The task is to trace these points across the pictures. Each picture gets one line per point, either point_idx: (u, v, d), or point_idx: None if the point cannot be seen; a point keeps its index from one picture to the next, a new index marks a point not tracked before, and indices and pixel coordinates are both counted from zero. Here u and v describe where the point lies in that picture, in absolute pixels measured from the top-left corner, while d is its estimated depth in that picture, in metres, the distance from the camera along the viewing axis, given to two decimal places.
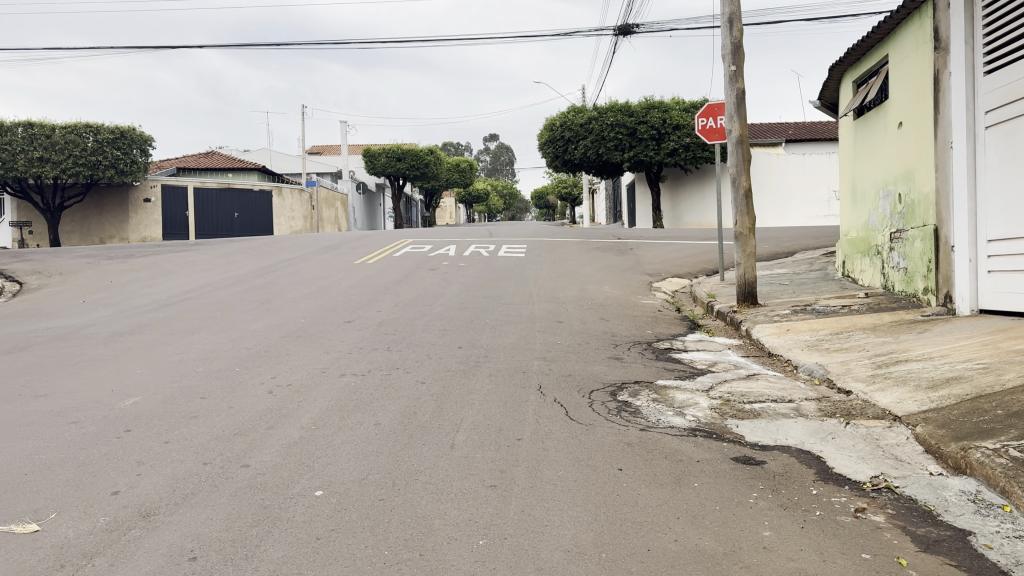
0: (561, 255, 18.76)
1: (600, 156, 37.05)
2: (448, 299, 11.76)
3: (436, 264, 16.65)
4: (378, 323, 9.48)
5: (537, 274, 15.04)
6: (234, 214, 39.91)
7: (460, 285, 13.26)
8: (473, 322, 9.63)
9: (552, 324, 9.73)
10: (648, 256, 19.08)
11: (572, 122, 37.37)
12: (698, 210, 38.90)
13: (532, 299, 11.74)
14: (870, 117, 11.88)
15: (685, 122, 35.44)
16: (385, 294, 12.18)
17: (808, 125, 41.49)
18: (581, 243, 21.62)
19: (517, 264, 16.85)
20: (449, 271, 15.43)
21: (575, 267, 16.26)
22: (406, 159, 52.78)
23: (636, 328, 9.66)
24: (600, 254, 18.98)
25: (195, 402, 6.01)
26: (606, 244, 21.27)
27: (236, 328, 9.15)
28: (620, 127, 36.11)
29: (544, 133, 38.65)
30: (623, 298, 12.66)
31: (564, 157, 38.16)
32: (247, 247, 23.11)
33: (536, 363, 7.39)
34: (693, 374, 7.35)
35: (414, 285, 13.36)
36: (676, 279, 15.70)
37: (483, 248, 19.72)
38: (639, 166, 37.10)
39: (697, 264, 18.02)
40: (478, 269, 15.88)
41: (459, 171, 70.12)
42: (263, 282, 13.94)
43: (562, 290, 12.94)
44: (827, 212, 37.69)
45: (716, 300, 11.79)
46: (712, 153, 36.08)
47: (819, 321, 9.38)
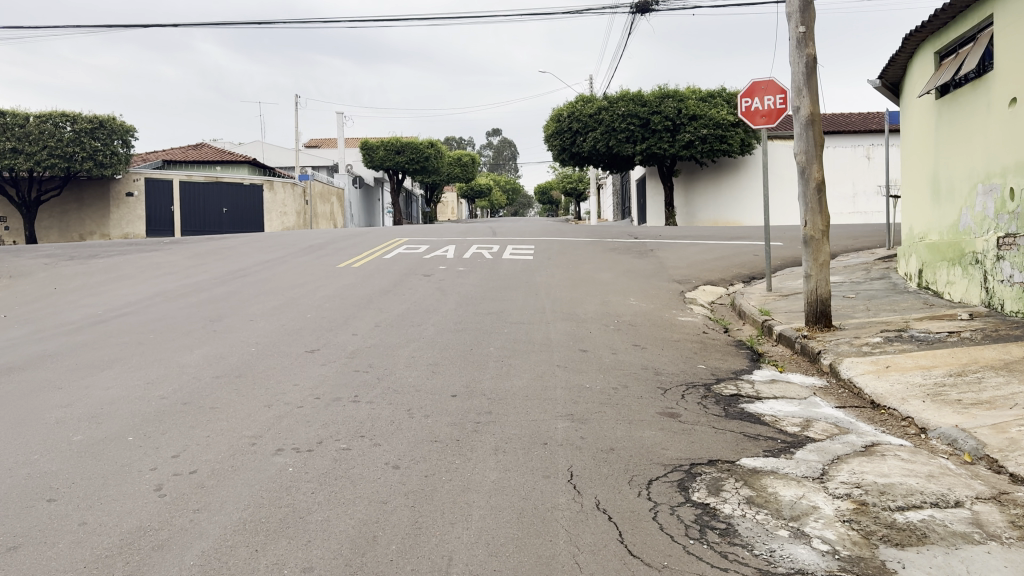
0: (573, 257, 16.56)
1: (610, 149, 34.75)
2: (441, 316, 9.60)
3: (431, 268, 14.46)
4: (349, 354, 7.33)
5: (549, 281, 12.88)
6: (222, 210, 37.72)
7: (457, 297, 11.10)
8: (470, 353, 7.45)
9: (575, 356, 7.54)
10: (672, 259, 16.86)
11: (580, 112, 35.00)
12: (714, 206, 36.68)
13: (545, 318, 9.56)
14: (965, 95, 9.63)
15: (701, 112, 33.31)
16: (366, 309, 10.02)
17: (830, 117, 39.10)
18: (594, 243, 19.39)
19: (524, 269, 14.65)
20: (446, 277, 13.24)
21: (592, 273, 14.08)
22: (406, 153, 50.57)
23: (682, 361, 7.47)
24: (617, 257, 16.78)
25: (35, 512, 3.84)
26: (623, 245, 19.04)
27: (161, 364, 6.97)
28: (632, 117, 33.78)
29: (550, 124, 36.32)
30: (655, 313, 10.48)
31: (571, 149, 35.87)
32: (224, 246, 20.96)
33: (560, 426, 5.20)
34: (787, 444, 5.15)
35: (403, 296, 11.18)
36: (711, 288, 13.49)
37: (485, 250, 17.53)
38: (651, 159, 34.87)
39: (730, 269, 15.80)
40: (481, 275, 13.68)
41: (461, 165, 67.83)
42: (224, 291, 11.75)
43: (580, 303, 10.76)
44: (851, 209, 35.24)
45: (773, 319, 9.60)
46: (730, 145, 33.85)
47: (927, 354, 7.15)
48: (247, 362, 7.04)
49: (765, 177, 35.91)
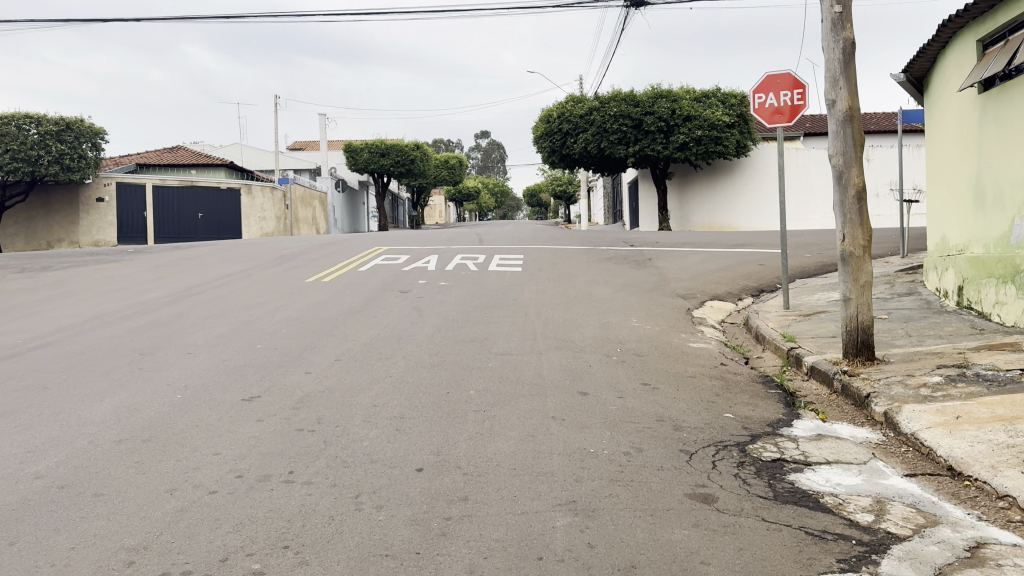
0: (565, 268, 15.23)
1: (602, 150, 33.45)
2: (415, 344, 8.24)
3: (409, 283, 13.07)
4: (295, 405, 5.94)
5: (541, 298, 11.53)
6: (198, 215, 36.22)
7: (436, 319, 9.74)
8: (443, 401, 6.08)
9: (572, 402, 6.18)
10: (673, 269, 15.53)
11: (570, 113, 33.66)
12: (709, 209, 35.43)
13: (535, 348, 8.20)
14: (1019, 87, 8.34)
15: (696, 113, 32.07)
16: (327, 335, 8.66)
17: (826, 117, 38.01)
18: (588, 251, 18.04)
19: (511, 283, 13.30)
20: (425, 293, 11.86)
21: (588, 287, 12.77)
22: (391, 155, 49.14)
23: (704, 407, 6.14)
24: (613, 268, 15.43)
25: None
26: (618, 253, 17.72)
27: (56, 422, 5.58)
28: (624, 118, 32.50)
29: (539, 125, 34.97)
30: (662, 337, 9.15)
31: (561, 152, 34.55)
32: (190, 255, 19.50)
33: (558, 525, 3.84)
34: (866, 548, 3.81)
35: (373, 318, 9.80)
36: (719, 305, 12.18)
37: (470, 260, 16.17)
38: (644, 161, 33.59)
39: (736, 281, 14.48)
40: (463, 291, 12.30)
41: (449, 167, 66.35)
42: (171, 313, 10.33)
43: (574, 326, 9.43)
44: None
45: (800, 347, 8.28)
46: (726, 146, 32.59)
47: (1005, 399, 5.84)
48: (165, 417, 5.67)
49: (761, 180, 34.73)
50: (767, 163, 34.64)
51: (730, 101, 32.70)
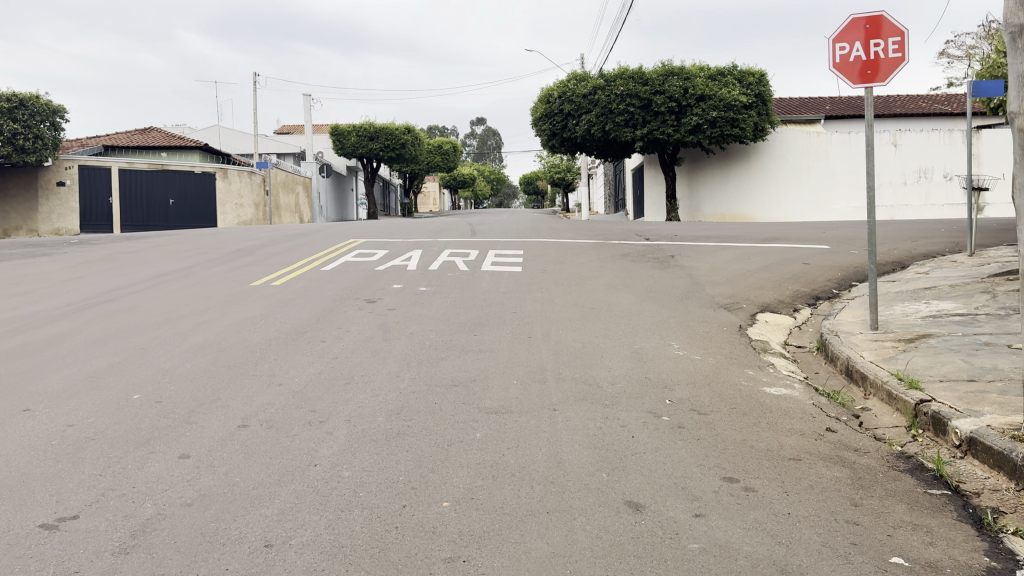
0: (573, 268, 12.61)
1: (607, 133, 30.78)
2: (368, 391, 5.61)
3: (381, 287, 10.41)
4: (122, 546, 3.31)
5: (548, 312, 8.91)
6: (169, 201, 33.46)
7: (407, 345, 7.11)
8: (394, 530, 3.45)
9: (617, 529, 3.54)
10: (703, 270, 12.90)
11: (573, 92, 30.96)
12: (720, 198, 32.79)
13: (545, 399, 5.57)
14: None
15: (710, 92, 29.37)
16: (245, 375, 6.04)
17: (847, 101, 35.93)
18: (597, 247, 15.38)
19: (510, 288, 10.70)
20: (398, 303, 9.22)
21: (606, 294, 10.19)
22: (380, 139, 46.36)
23: (847, 543, 3.52)
24: (631, 269, 12.80)
25: None
26: (634, 249, 15.08)
27: None
28: (632, 98, 29.81)
29: (539, 106, 32.29)
30: (720, 374, 6.55)
31: (563, 135, 31.86)
32: (133, 247, 16.77)
33: None
34: None
35: (321, 343, 7.15)
36: (774, 320, 9.57)
37: (460, 257, 13.50)
38: (653, 146, 30.91)
39: (783, 286, 11.87)
40: (449, 299, 9.65)
41: (442, 153, 63.47)
42: (53, 333, 7.63)
43: (598, 359, 6.82)
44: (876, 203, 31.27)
45: (934, 399, 5.63)
46: (743, 129, 29.79)
47: None
48: None
49: (779, 167, 31.95)
50: (786, 149, 31.81)
51: (747, 80, 30.04)
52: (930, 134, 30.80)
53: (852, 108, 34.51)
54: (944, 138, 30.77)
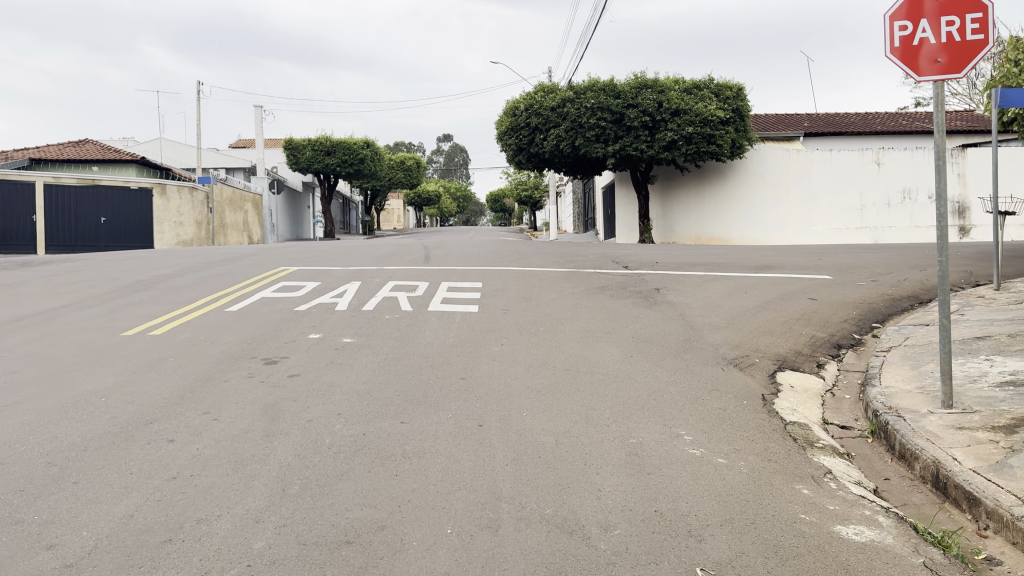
0: (542, 305, 10.42)
1: (576, 149, 28.72)
2: (197, 564, 3.34)
3: (294, 335, 8.05)
4: None
5: (508, 375, 6.70)
6: (100, 219, 30.59)
7: (297, 446, 4.85)
8: None
9: None
10: (696, 308, 10.78)
11: (541, 105, 28.84)
12: (695, 219, 30.92)
13: (493, 573, 3.32)
14: None
15: (686, 106, 27.46)
16: (9, 523, 3.72)
17: (826, 118, 34.39)
18: (569, 277, 13.18)
19: (462, 332, 8.47)
20: (308, 363, 6.91)
21: (584, 344, 8.02)
22: (337, 153, 43.88)
23: None
24: (611, 307, 10.64)
25: None
26: (613, 280, 12.92)
27: None
28: (603, 112, 27.77)
29: (504, 119, 30.11)
30: (759, 497, 4.37)
31: (530, 150, 29.74)
32: (22, 275, 14.14)
33: None
34: None
35: (167, 447, 4.82)
36: (800, 383, 7.40)
37: (405, 290, 11.21)
38: (625, 163, 28.92)
39: (794, 330, 9.79)
40: (376, 354, 7.35)
41: (405, 168, 61.08)
42: None
43: (579, 468, 4.60)
44: (858, 224, 29.67)
45: None
46: (721, 146, 27.90)
47: None
48: None
49: (757, 186, 30.15)
50: (764, 167, 30.02)
51: (724, 94, 28.21)
52: (914, 153, 29.19)
53: (833, 125, 32.96)
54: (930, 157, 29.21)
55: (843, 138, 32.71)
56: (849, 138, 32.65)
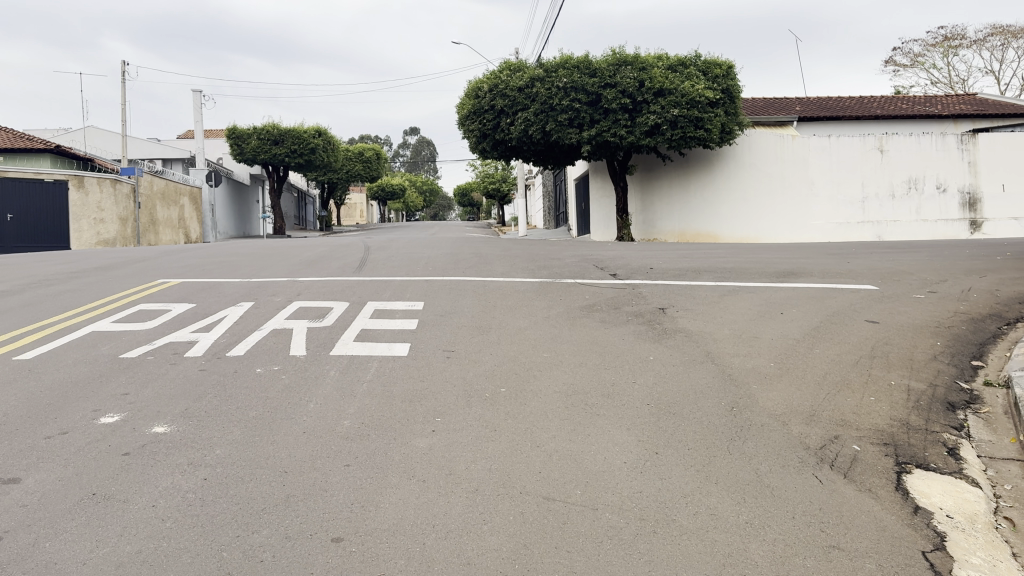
0: (505, 338, 7.16)
1: (548, 135, 25.37)
2: None
3: (72, 420, 4.67)
4: None
5: (431, 526, 3.40)
6: (7, 217, 26.70)
7: None
8: None
9: None
10: (724, 341, 7.58)
11: (507, 85, 25.37)
12: (679, 212, 27.79)
13: None
14: None
15: (671, 86, 24.29)
16: None
17: (820, 102, 31.50)
18: (542, 292, 9.89)
19: (371, 400, 5.18)
20: (46, 503, 3.55)
21: (572, 429, 4.73)
22: (285, 143, 40.12)
23: None
24: (605, 339, 7.39)
25: None
26: (600, 296, 9.67)
27: None
28: (578, 92, 24.43)
29: (465, 102, 26.64)
30: None
31: (495, 136, 26.31)
32: None
33: None
34: None
35: None
36: (961, 508, 4.16)
37: (312, 318, 7.84)
38: (602, 152, 25.68)
39: (877, 381, 6.61)
40: (190, 465, 3.99)
41: (365, 160, 57.34)
42: None
43: None
44: (861, 218, 26.80)
45: None
46: (710, 132, 24.82)
47: None
48: None
49: (748, 176, 27.08)
50: (756, 155, 26.95)
51: (713, 72, 25.08)
52: (921, 139, 26.42)
53: (828, 110, 30.07)
54: (937, 144, 26.41)
55: (839, 124, 29.87)
56: (846, 124, 29.82)
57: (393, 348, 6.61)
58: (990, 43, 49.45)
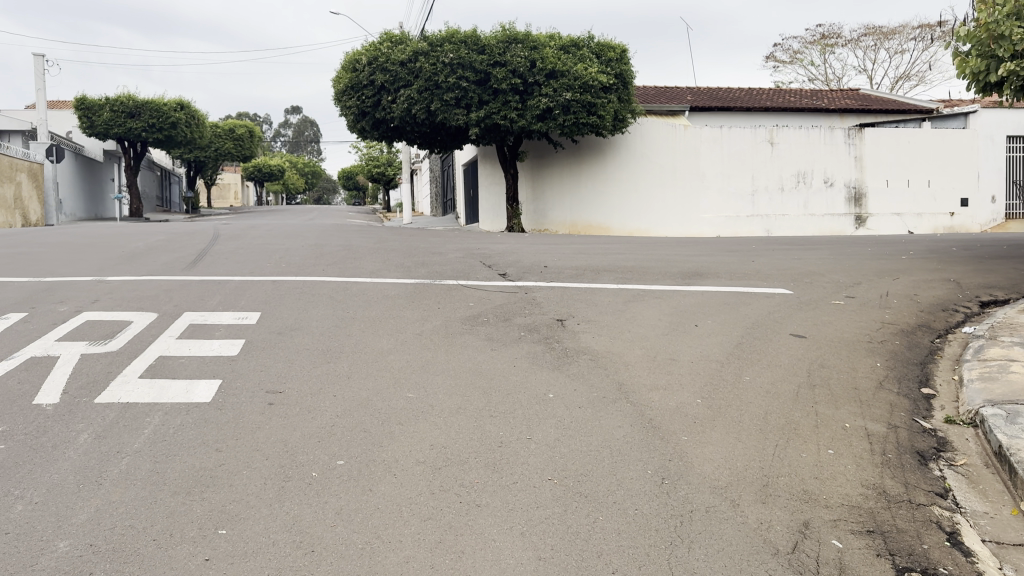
0: (357, 368, 5.41)
1: (432, 115, 23.51)
2: None
3: None
4: None
5: None
6: None
7: None
8: None
9: None
10: (635, 366, 6.12)
11: (387, 59, 23.37)
12: (570, 202, 26.54)
13: None
14: None
15: (563, 67, 22.89)
16: None
17: (710, 92, 31.05)
18: (414, 297, 8.18)
19: (124, 499, 3.33)
20: None
21: (434, 545, 3.07)
22: (143, 117, 36.48)
23: None
24: (488, 366, 5.77)
25: None
26: (484, 303, 8.04)
27: None
28: (465, 69, 22.67)
29: (342, 76, 24.41)
30: None
31: (374, 115, 24.21)
32: None
33: None
34: None
35: None
36: None
37: (95, 339, 5.89)
38: (491, 136, 24.04)
39: (826, 423, 5.28)
40: None
41: (237, 137, 53.53)
42: None
43: None
44: (750, 212, 26.34)
45: None
46: (603, 118, 23.56)
47: None
48: None
49: (640, 166, 26.09)
50: (648, 144, 25.99)
51: (606, 55, 23.78)
52: (810, 131, 26.17)
53: (719, 100, 29.56)
54: (825, 138, 26.22)
55: (730, 115, 29.40)
56: (737, 115, 29.39)
57: (198, 384, 4.87)
58: (864, 41, 50.84)
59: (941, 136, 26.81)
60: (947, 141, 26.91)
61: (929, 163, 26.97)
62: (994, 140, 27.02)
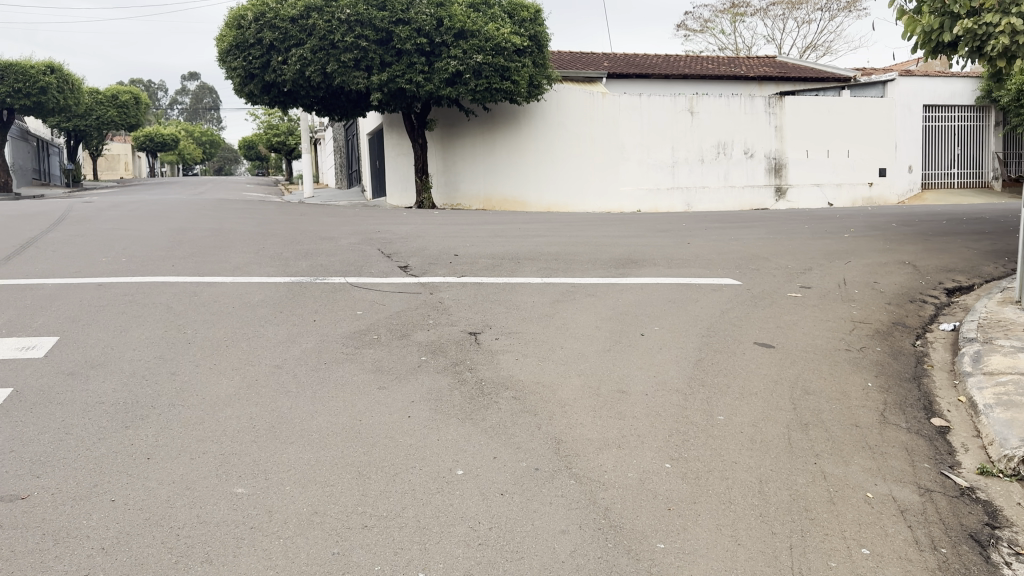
0: (167, 440, 3.62)
1: (329, 79, 21.29)
2: None
3: None
4: None
5: None
6: None
7: None
8: None
9: None
10: (575, 407, 4.51)
11: (277, 14, 21.02)
12: (483, 175, 24.80)
13: None
14: None
15: (472, 27, 20.98)
16: None
17: (627, 59, 29.69)
18: (282, 303, 6.35)
19: None
20: None
21: None
22: (6, 80, 32.63)
23: None
24: (368, 422, 4.05)
25: None
26: (374, 311, 6.27)
27: None
28: (363, 27, 20.53)
29: (227, 33, 21.87)
30: None
31: (264, 78, 21.80)
32: None
33: None
34: None
35: None
36: None
37: None
38: (396, 103, 21.98)
39: (844, 493, 3.79)
40: None
41: (121, 104, 49.32)
42: None
43: None
44: (670, 184, 25.17)
45: None
46: (518, 85, 21.70)
47: None
48: None
49: (557, 136, 24.52)
50: (565, 112, 24.41)
51: (519, 15, 21.94)
52: (730, 100, 25.14)
53: (637, 66, 28.21)
54: (746, 107, 25.25)
55: (648, 83, 28.11)
56: (655, 82, 28.12)
57: None
58: (774, 10, 50.48)
59: (861, 105, 26.22)
60: (866, 110, 26.33)
61: (849, 132, 26.35)
62: (911, 109, 26.69)
